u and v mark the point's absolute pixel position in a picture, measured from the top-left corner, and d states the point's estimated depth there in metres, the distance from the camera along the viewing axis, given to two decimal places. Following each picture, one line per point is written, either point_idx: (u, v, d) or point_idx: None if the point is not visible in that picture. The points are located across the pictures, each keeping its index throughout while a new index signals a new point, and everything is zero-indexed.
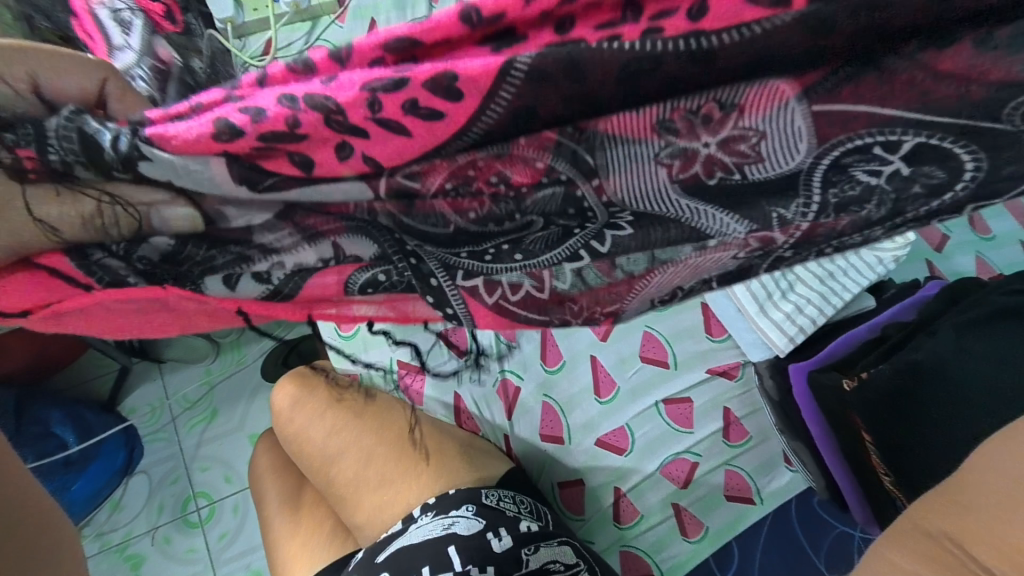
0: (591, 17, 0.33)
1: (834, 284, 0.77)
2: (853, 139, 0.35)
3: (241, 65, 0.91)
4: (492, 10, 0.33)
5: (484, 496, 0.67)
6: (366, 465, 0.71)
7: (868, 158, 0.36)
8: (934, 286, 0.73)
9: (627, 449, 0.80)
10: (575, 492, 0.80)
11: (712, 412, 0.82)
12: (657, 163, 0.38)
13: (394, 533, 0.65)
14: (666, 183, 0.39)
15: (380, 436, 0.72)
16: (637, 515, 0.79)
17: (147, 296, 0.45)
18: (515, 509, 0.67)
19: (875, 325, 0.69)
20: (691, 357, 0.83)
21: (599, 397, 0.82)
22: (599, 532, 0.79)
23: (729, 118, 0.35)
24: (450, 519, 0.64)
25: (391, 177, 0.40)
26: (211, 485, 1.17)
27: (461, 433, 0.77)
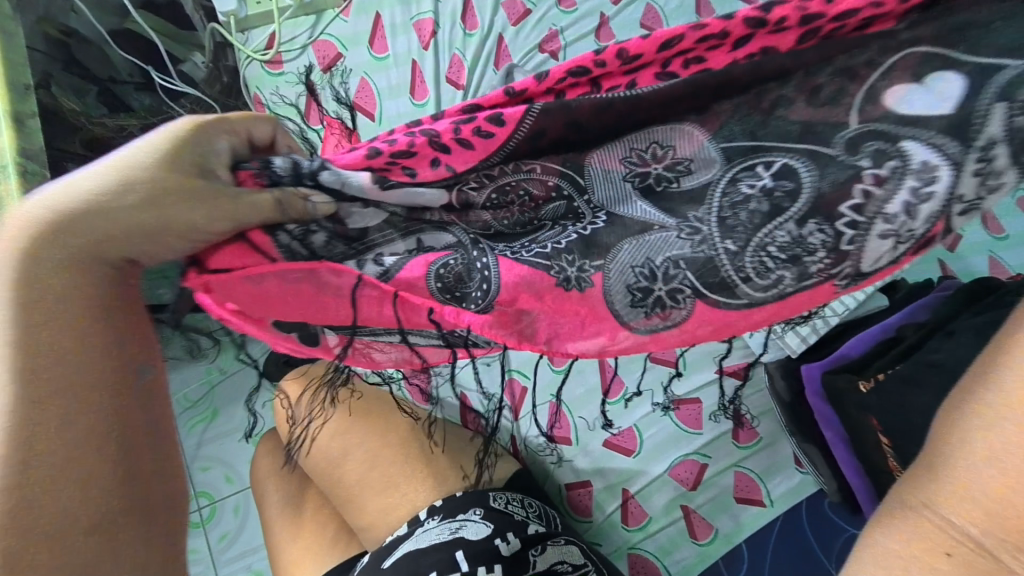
0: (576, 93, 0.40)
1: None
2: (749, 163, 0.38)
3: (244, 60, 0.91)
4: (520, 87, 0.40)
5: (492, 499, 0.66)
6: (370, 467, 0.69)
7: (754, 174, 0.38)
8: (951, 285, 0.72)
9: (635, 450, 0.79)
10: (582, 494, 0.80)
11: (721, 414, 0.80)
12: (624, 185, 0.42)
13: (401, 537, 0.64)
14: (633, 198, 0.42)
15: (385, 439, 0.70)
16: (644, 518, 0.78)
17: (307, 266, 0.42)
18: (523, 513, 0.66)
19: (889, 326, 0.67)
20: (700, 358, 0.82)
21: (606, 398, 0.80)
22: (607, 535, 0.78)
23: (667, 154, 0.40)
24: (457, 522, 0.63)
25: (461, 191, 0.43)
26: (213, 486, 1.16)
27: (468, 434, 0.76)
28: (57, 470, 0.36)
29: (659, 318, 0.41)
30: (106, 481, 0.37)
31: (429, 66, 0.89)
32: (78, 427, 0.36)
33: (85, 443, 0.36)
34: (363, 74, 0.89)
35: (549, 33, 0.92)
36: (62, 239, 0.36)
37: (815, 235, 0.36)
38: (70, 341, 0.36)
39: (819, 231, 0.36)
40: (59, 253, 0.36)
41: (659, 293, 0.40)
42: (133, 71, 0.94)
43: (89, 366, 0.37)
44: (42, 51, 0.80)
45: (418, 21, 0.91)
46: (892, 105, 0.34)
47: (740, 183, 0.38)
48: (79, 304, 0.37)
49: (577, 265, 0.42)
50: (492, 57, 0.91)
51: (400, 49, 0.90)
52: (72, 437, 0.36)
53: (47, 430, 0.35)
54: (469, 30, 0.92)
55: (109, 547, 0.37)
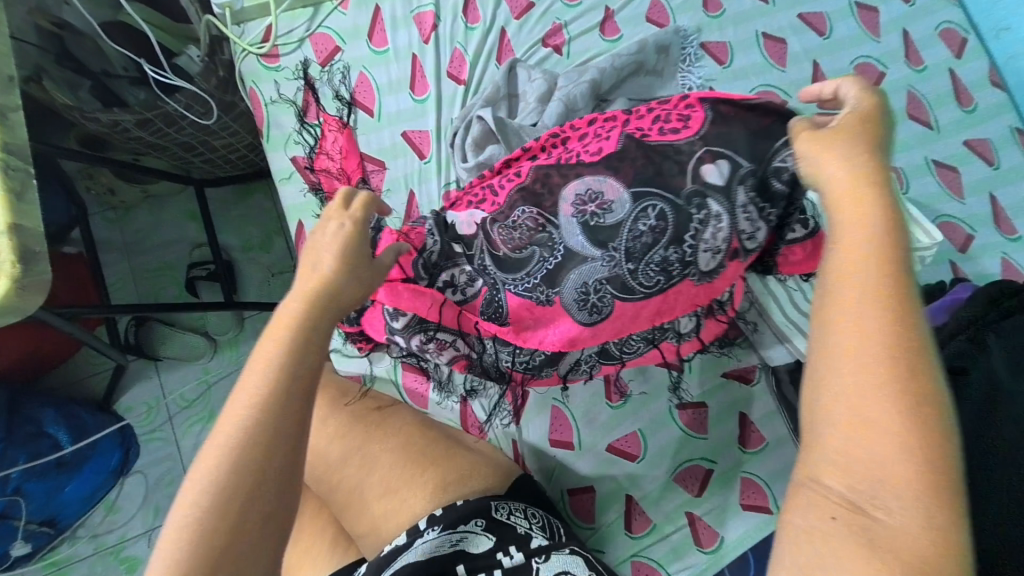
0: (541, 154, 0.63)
1: None
2: (638, 203, 0.56)
3: (239, 53, 0.87)
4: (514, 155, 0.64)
5: (494, 509, 0.65)
6: (370, 472, 0.68)
7: (644, 215, 0.56)
8: (964, 288, 0.71)
9: (640, 455, 0.77)
10: (585, 500, 0.77)
11: (727, 418, 0.79)
12: (582, 221, 0.57)
13: (400, 547, 0.61)
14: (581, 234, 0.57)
15: (385, 443, 0.69)
16: (649, 525, 0.76)
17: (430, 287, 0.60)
18: (526, 524, 0.65)
19: None
20: (707, 361, 0.80)
21: (611, 402, 0.79)
22: (610, 542, 0.76)
23: (603, 201, 0.57)
24: (459, 534, 0.63)
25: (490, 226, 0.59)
26: None
27: (470, 439, 0.74)
28: (246, 468, 0.42)
29: (597, 312, 0.59)
30: (270, 489, 0.42)
31: (429, 61, 0.87)
32: (277, 436, 0.43)
33: (274, 453, 0.42)
34: (362, 68, 0.87)
35: (553, 27, 0.90)
36: (318, 307, 0.47)
37: (672, 257, 0.57)
38: (299, 364, 0.45)
39: (674, 253, 0.57)
40: (318, 317, 0.47)
41: (593, 301, 0.58)
42: (127, 65, 0.89)
43: (301, 388, 0.44)
44: (34, 44, 0.83)
45: (419, 15, 0.89)
46: (704, 175, 0.55)
47: (642, 221, 0.56)
48: (316, 332, 0.46)
49: (540, 288, 0.58)
50: (494, 52, 0.88)
51: (400, 43, 0.88)
52: (271, 444, 0.42)
53: (261, 435, 0.42)
54: (471, 24, 0.89)
55: (236, 551, 0.40)
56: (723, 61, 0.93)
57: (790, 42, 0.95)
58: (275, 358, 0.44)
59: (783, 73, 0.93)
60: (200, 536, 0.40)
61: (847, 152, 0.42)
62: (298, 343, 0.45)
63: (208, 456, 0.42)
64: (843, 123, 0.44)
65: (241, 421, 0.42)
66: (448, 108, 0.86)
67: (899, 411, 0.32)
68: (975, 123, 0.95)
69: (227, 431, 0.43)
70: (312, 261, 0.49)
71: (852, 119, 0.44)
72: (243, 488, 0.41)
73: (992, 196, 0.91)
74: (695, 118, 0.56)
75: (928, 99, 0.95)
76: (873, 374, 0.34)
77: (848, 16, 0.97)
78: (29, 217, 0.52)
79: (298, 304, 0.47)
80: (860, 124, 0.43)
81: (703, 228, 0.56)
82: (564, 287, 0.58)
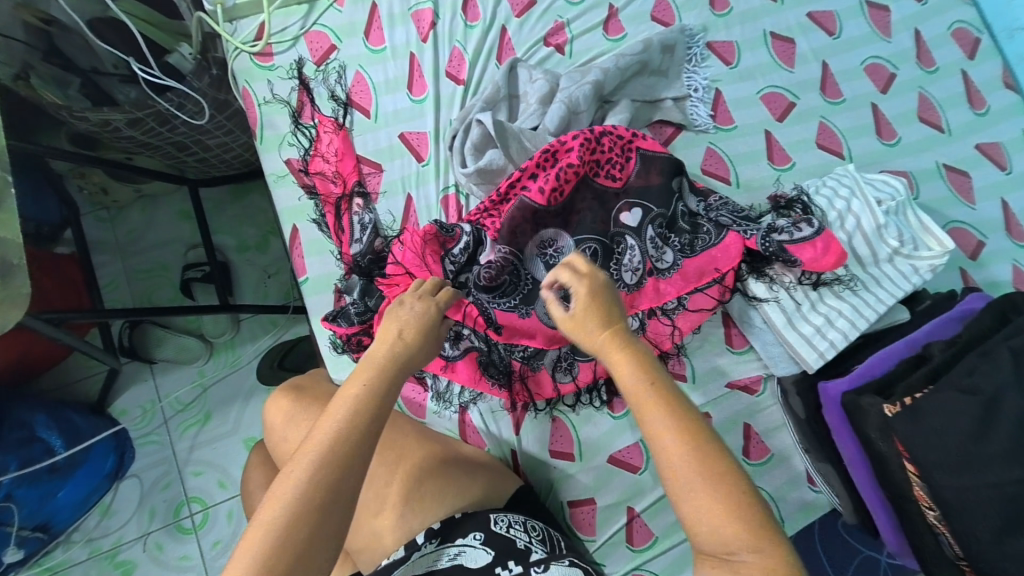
0: (528, 176, 0.74)
1: (867, 294, 0.72)
2: (577, 241, 0.76)
3: (232, 51, 0.85)
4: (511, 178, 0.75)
5: (493, 522, 0.63)
6: (366, 486, 0.66)
7: (582, 248, 0.75)
8: (977, 298, 0.69)
9: (642, 466, 0.76)
10: (587, 512, 0.76)
11: (732, 429, 0.77)
12: (539, 256, 0.76)
13: (398, 560, 0.60)
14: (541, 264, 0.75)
15: (382, 456, 0.67)
16: (651, 538, 0.75)
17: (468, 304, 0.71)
18: (526, 538, 0.63)
19: (914, 342, 0.67)
20: (711, 371, 0.78)
21: (613, 412, 0.77)
22: (612, 555, 0.75)
23: (556, 240, 0.76)
24: (456, 549, 0.61)
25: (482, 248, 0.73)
26: (205, 491, 1.13)
27: (468, 450, 0.73)
28: (317, 500, 0.46)
29: None
30: (333, 521, 0.47)
31: (428, 59, 0.84)
32: (348, 473, 0.48)
33: (341, 490, 0.47)
34: (358, 67, 0.84)
35: (555, 25, 0.87)
36: (404, 360, 0.54)
37: (603, 276, 0.75)
38: (375, 413, 0.50)
39: (602, 274, 0.75)
40: (401, 369, 0.53)
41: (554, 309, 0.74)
42: (119, 63, 0.86)
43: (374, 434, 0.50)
44: (21, 42, 0.80)
45: (417, 12, 0.86)
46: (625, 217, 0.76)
47: (580, 254, 0.75)
48: (391, 383, 0.52)
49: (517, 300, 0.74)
50: (494, 51, 0.86)
51: (398, 41, 0.85)
52: (342, 480, 0.48)
53: (335, 471, 0.47)
54: (471, 21, 0.87)
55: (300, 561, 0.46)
56: (729, 61, 0.90)
57: (798, 41, 0.92)
58: (365, 395, 0.51)
59: (791, 73, 0.91)
60: (268, 555, 0.45)
61: (596, 319, 0.64)
62: (379, 392, 0.51)
63: (290, 471, 0.47)
64: (579, 304, 0.64)
65: (317, 455, 0.47)
66: (447, 109, 0.83)
67: (710, 486, 0.58)
68: (987, 126, 0.92)
69: (303, 461, 0.47)
70: (395, 318, 0.56)
71: (586, 299, 0.64)
72: (320, 508, 0.46)
73: (1004, 201, 0.89)
74: (629, 161, 0.76)
75: (939, 101, 0.92)
76: (689, 467, 0.59)
77: (859, 14, 0.95)
78: (7, 227, 0.50)
79: (386, 352, 0.53)
80: (591, 304, 0.64)
81: (622, 258, 0.75)
82: (533, 304, 0.74)
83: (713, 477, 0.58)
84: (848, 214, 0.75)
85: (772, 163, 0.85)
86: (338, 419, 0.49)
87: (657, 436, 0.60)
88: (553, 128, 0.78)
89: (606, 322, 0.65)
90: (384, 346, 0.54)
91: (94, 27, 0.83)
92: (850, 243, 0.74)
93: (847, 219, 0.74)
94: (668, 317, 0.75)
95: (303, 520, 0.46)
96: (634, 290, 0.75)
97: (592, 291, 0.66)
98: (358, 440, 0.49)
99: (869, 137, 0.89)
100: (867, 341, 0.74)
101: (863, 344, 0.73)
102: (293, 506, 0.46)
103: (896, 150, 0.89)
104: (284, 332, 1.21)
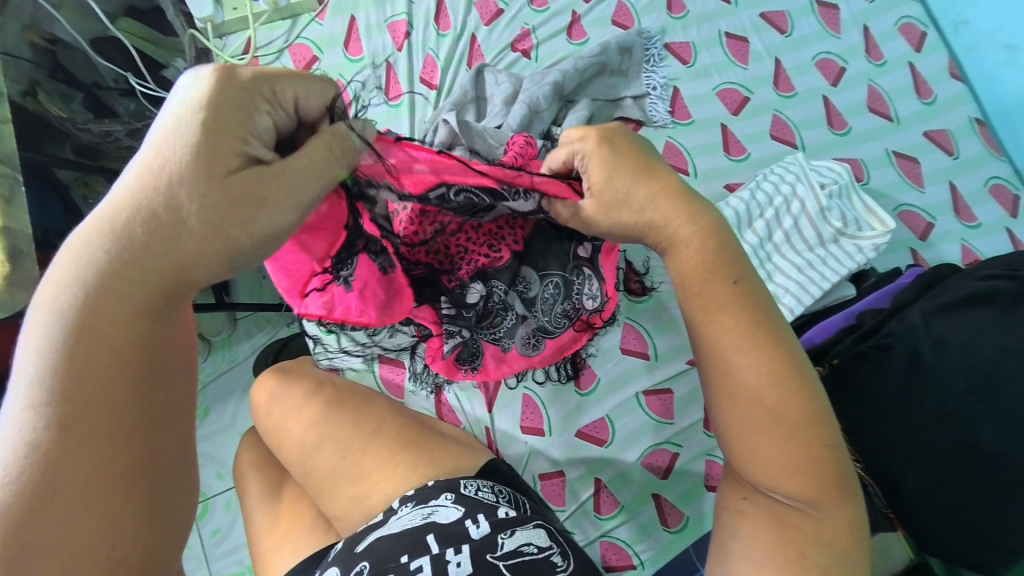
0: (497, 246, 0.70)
1: (813, 272, 0.81)
2: None
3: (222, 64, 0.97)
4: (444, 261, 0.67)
5: (462, 486, 0.67)
6: (345, 458, 0.70)
7: None
8: (914, 272, 0.80)
9: (607, 439, 0.81)
10: (556, 484, 0.81)
11: (693, 403, 0.82)
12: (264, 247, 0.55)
13: (376, 523, 0.65)
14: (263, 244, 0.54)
15: (359, 429, 0.72)
16: (617, 506, 0.80)
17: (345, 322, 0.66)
18: (493, 498, 0.67)
19: (852, 313, 0.78)
20: (671, 349, 0.84)
21: (580, 389, 0.83)
22: (581, 523, 0.80)
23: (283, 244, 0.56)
24: (430, 508, 0.64)
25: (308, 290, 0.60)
26: (204, 482, 1.15)
27: (443, 427, 0.79)
28: (117, 467, 0.34)
29: (519, 301, 0.73)
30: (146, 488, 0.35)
31: (403, 67, 0.94)
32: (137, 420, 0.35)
33: (106, 455, 0.34)
34: (339, 75, 0.95)
35: (520, 32, 0.97)
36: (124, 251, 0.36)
37: (551, 281, 0.72)
38: (117, 330, 0.35)
39: (551, 278, 0.72)
40: (133, 266, 0.36)
41: (510, 298, 0.72)
42: (118, 78, 0.95)
43: (131, 349, 0.35)
44: (29, 60, 0.82)
45: (392, 23, 0.97)
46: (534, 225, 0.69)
47: None
48: (147, 288, 0.36)
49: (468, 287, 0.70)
50: (465, 56, 0.95)
51: (374, 51, 0.96)
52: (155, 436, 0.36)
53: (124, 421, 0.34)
54: (443, 31, 0.97)
55: (111, 528, 0.33)
56: (686, 60, 0.97)
57: (752, 40, 0.98)
58: (113, 308, 0.35)
59: (745, 70, 0.97)
60: (71, 531, 0.32)
61: (647, 187, 0.50)
62: (120, 302, 0.35)
63: (77, 420, 0.33)
64: (602, 181, 0.50)
65: (98, 410, 0.34)
66: (421, 112, 0.92)
67: (799, 434, 0.46)
68: (935, 114, 0.97)
69: (86, 417, 0.33)
70: (75, 236, 0.37)
71: (602, 157, 0.50)
72: (129, 468, 0.34)
73: (952, 184, 0.94)
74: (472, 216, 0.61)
75: (889, 92, 0.98)
76: (751, 365, 0.47)
77: (809, 13, 1.01)
78: (17, 220, 0.58)
79: (105, 245, 0.36)
80: (614, 174, 0.50)
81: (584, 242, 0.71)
82: (472, 290, 0.71)
83: (782, 411, 0.46)
84: (793, 198, 0.84)
85: (727, 154, 0.93)
86: (101, 364, 0.34)
87: (756, 328, 0.48)
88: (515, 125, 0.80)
89: (671, 198, 0.50)
90: (99, 230, 0.36)
91: (97, 46, 0.92)
92: (797, 224, 0.83)
93: (792, 203, 0.83)
94: (606, 304, 0.74)
95: (102, 477, 0.33)
96: (588, 267, 0.72)
97: (607, 147, 0.51)
98: (121, 378, 0.35)
99: (820, 128, 0.95)
100: (811, 318, 0.82)
101: (810, 318, 0.82)
102: (90, 464, 0.33)
103: (846, 139, 0.95)
104: (280, 329, 1.25)
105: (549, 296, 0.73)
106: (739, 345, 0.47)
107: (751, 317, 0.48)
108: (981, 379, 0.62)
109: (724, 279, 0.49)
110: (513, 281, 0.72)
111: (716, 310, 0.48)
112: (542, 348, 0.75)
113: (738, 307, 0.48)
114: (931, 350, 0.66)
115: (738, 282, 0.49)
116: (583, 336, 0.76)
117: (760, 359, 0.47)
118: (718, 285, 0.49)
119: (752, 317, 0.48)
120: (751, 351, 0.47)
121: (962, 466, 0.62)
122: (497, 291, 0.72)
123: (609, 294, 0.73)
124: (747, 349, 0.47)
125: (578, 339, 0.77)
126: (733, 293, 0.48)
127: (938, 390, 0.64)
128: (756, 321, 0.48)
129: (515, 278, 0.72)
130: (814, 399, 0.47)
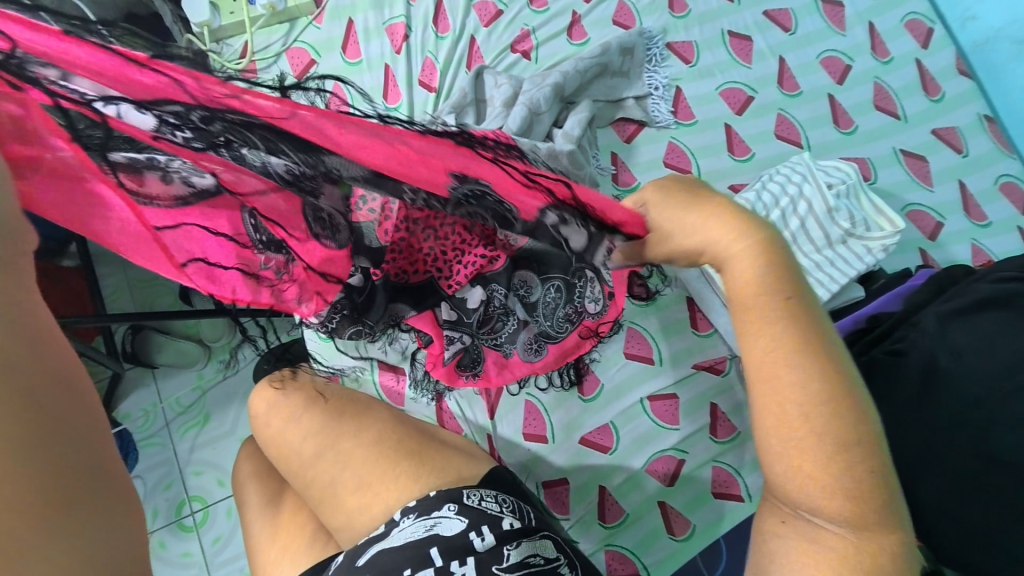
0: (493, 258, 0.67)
1: (821, 274, 0.79)
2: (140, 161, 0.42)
3: None
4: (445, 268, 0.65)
5: (465, 496, 0.65)
6: (345, 468, 0.69)
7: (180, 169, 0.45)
8: (926, 273, 0.78)
9: (612, 446, 0.80)
10: (560, 492, 0.80)
11: (700, 409, 0.81)
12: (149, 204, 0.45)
13: (378, 535, 0.63)
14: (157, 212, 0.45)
15: (359, 437, 0.71)
16: (621, 515, 0.79)
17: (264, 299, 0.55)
18: (497, 508, 0.65)
19: (860, 316, 0.77)
20: (676, 354, 0.82)
21: (583, 395, 0.81)
22: (584, 533, 0.79)
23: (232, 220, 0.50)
24: (432, 520, 0.62)
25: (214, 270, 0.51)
26: (205, 489, 1.14)
27: (444, 434, 0.77)
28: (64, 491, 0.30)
29: (519, 305, 0.70)
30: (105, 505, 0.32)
31: (401, 70, 0.93)
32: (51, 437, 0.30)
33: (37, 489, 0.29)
34: (337, 78, 0.94)
35: (520, 33, 0.96)
36: None
37: (552, 285, 0.69)
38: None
39: (552, 283, 0.69)
40: None
41: (511, 303, 0.70)
42: None
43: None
44: None
45: (390, 26, 0.96)
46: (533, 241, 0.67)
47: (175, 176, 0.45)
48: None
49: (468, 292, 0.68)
50: (464, 59, 0.94)
51: (373, 54, 0.95)
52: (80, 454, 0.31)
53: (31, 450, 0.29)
54: (442, 33, 0.96)
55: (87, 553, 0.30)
56: (688, 59, 0.96)
57: (755, 39, 0.97)
58: None
59: (749, 68, 0.96)
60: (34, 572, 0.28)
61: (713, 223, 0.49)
62: None
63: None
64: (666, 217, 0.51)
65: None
66: (420, 115, 0.91)
67: (837, 460, 0.43)
68: (942, 112, 0.96)
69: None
70: None
71: (663, 201, 0.52)
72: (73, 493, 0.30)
73: (961, 183, 0.92)
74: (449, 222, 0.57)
75: (896, 90, 0.96)
76: (788, 387, 0.45)
77: (813, 11, 0.99)
78: None
79: None
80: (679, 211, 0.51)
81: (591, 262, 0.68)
82: (471, 297, 0.69)
83: (825, 433, 0.43)
84: (800, 199, 0.82)
85: (731, 155, 0.91)
86: None
87: (803, 349, 0.45)
88: (515, 127, 0.79)
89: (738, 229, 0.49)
90: None
91: None
92: (804, 225, 0.81)
93: (799, 204, 0.82)
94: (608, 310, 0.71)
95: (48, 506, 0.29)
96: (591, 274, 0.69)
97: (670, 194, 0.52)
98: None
99: (826, 127, 0.94)
100: None
101: None
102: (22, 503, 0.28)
103: (852, 138, 0.93)
104: None
105: (551, 300, 0.70)
106: (785, 365, 0.45)
107: (803, 340, 0.46)
108: (999, 385, 0.60)
109: (776, 297, 0.47)
110: (514, 286, 0.69)
111: (761, 330, 0.47)
112: (546, 352, 0.73)
113: (790, 326, 0.46)
114: (949, 356, 0.64)
115: (790, 300, 0.47)
116: (589, 340, 0.75)
117: (806, 383, 0.45)
118: (772, 306, 0.47)
119: (803, 339, 0.46)
120: (798, 368, 0.45)
121: (979, 474, 0.61)
122: (497, 296, 0.69)
123: (613, 300, 0.71)
124: (795, 370, 0.45)
125: (584, 344, 0.76)
126: (782, 311, 0.46)
127: (954, 396, 0.62)
128: (806, 340, 0.46)
129: (516, 283, 0.69)
130: (861, 421, 0.44)
